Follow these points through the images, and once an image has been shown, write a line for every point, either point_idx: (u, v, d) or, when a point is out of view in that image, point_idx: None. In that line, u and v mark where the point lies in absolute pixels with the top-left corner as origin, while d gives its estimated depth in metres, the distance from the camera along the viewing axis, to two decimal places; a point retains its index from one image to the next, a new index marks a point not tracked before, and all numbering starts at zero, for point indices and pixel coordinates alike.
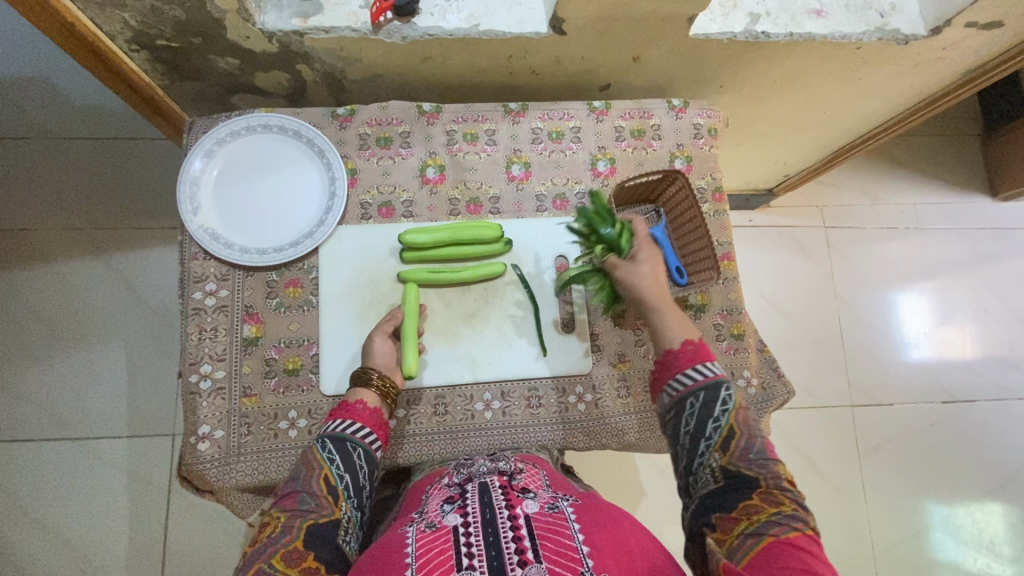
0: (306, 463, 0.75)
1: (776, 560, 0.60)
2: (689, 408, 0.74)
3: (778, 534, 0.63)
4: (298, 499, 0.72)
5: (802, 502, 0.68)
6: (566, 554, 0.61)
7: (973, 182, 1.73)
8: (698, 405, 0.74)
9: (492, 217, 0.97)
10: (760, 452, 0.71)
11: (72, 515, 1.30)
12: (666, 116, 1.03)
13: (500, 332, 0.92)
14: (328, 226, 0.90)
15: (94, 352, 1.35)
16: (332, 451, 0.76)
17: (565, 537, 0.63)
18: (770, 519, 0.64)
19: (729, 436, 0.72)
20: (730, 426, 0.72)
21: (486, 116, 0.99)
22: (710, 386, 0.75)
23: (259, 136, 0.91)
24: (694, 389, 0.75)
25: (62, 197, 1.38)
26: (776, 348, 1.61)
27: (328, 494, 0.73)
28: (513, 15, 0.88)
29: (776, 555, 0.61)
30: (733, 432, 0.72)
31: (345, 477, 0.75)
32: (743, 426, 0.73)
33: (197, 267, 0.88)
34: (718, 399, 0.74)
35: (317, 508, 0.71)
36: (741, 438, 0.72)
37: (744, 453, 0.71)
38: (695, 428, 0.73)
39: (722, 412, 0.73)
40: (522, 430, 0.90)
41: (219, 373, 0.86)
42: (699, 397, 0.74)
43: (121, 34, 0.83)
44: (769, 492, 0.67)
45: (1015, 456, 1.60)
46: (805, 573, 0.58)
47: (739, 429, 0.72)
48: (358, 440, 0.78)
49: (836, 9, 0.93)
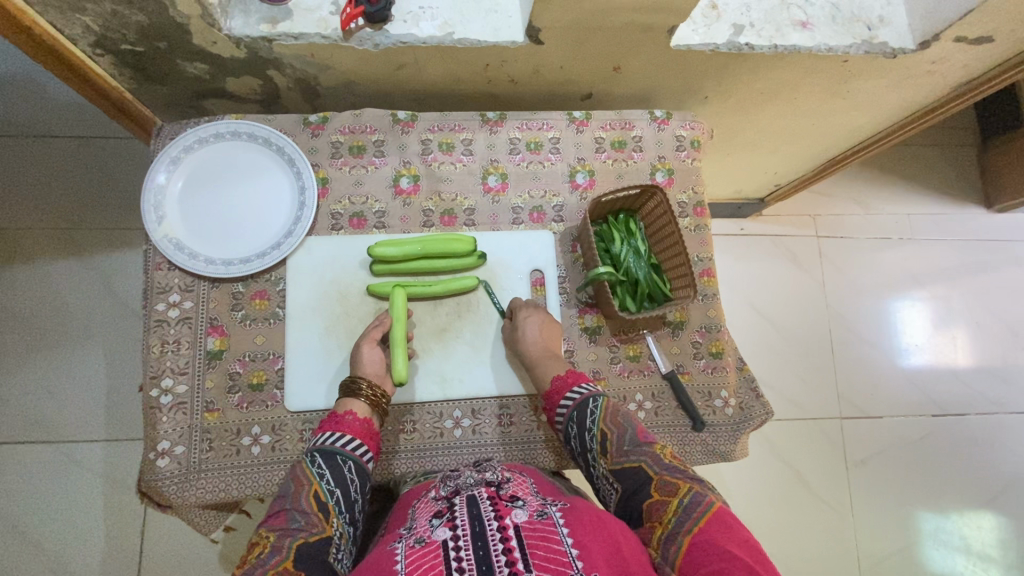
0: (296, 479, 0.73)
1: (697, 563, 0.61)
2: (569, 430, 0.80)
3: (688, 527, 0.65)
4: (287, 518, 0.69)
5: (692, 476, 0.72)
6: (555, 559, 0.58)
7: (968, 193, 1.71)
8: (575, 426, 0.80)
9: (467, 229, 0.94)
10: (634, 440, 0.76)
11: (47, 519, 1.27)
12: (648, 127, 1.01)
13: (472, 349, 0.90)
14: (297, 237, 0.88)
15: (70, 354, 1.33)
16: (321, 465, 0.74)
17: (554, 542, 0.59)
18: (675, 513, 0.67)
19: (604, 440, 0.77)
20: (601, 430, 0.78)
21: (462, 125, 0.96)
22: (577, 402, 0.81)
23: (227, 144, 0.89)
24: (569, 413, 0.81)
25: (40, 196, 1.35)
26: (763, 359, 1.59)
27: (319, 510, 0.70)
28: (489, 23, 0.86)
29: (696, 552, 0.62)
30: (605, 433, 0.77)
31: (336, 492, 0.73)
32: (613, 424, 0.78)
33: (160, 278, 0.86)
34: (586, 411, 0.80)
35: (308, 526, 0.68)
36: (614, 436, 0.77)
37: (621, 448, 0.76)
38: (579, 446, 0.79)
39: (591, 421, 0.79)
40: (492, 449, 0.88)
41: (181, 388, 0.84)
42: (574, 419, 0.80)
43: (83, 38, 0.81)
44: (663, 482, 0.70)
45: (1005, 470, 1.58)
46: (725, 558, 0.60)
47: (610, 430, 0.77)
48: (349, 453, 0.76)
49: (823, 21, 0.90)
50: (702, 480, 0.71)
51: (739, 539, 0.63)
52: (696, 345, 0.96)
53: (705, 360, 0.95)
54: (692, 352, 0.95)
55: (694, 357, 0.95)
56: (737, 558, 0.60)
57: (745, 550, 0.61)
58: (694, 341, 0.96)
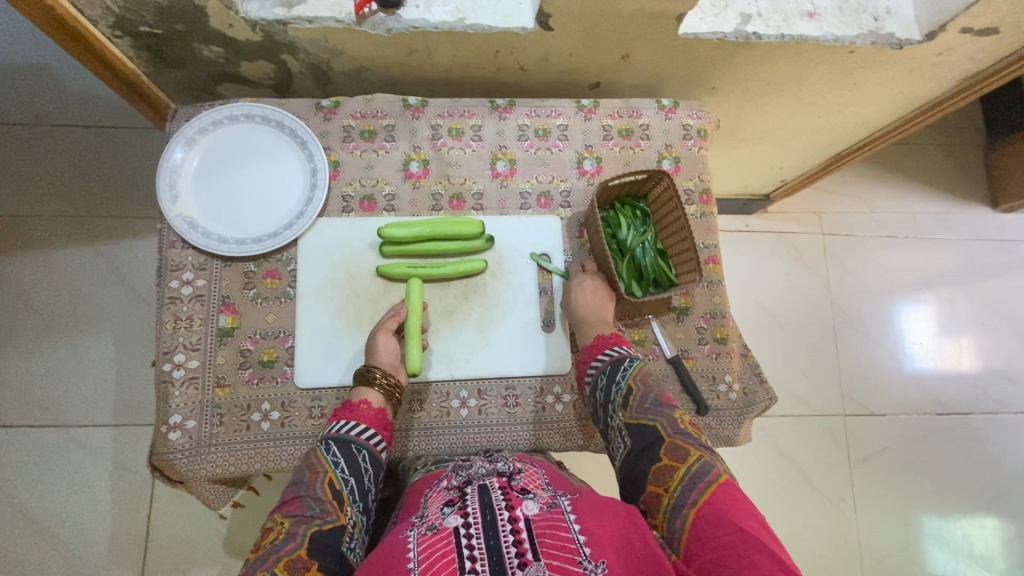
0: (311, 466, 0.73)
1: (701, 530, 0.62)
2: (598, 380, 0.83)
3: (694, 496, 0.66)
4: (302, 505, 0.70)
5: (705, 449, 0.73)
6: (564, 546, 0.58)
7: (975, 193, 1.71)
8: (605, 377, 0.82)
9: (475, 213, 0.96)
10: (656, 402, 0.78)
11: (55, 502, 1.29)
12: (655, 115, 1.02)
13: (480, 331, 0.91)
14: (308, 218, 0.90)
15: (82, 339, 1.35)
16: (335, 453, 0.74)
17: (562, 530, 0.60)
18: (684, 481, 0.68)
19: (628, 393, 0.79)
20: (628, 386, 0.80)
21: (472, 111, 0.98)
22: (613, 358, 0.83)
23: (241, 126, 0.91)
24: (601, 366, 0.84)
25: (54, 182, 1.37)
26: (766, 354, 1.59)
27: (333, 498, 0.71)
28: (500, 9, 0.87)
29: (698, 521, 0.64)
30: (631, 388, 0.80)
31: (350, 481, 0.73)
32: (641, 382, 0.80)
33: (175, 256, 0.88)
34: (619, 367, 0.82)
35: (322, 514, 0.69)
36: (639, 391, 0.79)
37: (642, 404, 0.78)
38: (603, 397, 0.81)
39: (621, 375, 0.81)
40: (497, 429, 0.89)
41: (193, 363, 0.86)
42: (605, 371, 0.83)
43: (104, 20, 0.82)
44: (674, 448, 0.72)
45: (1009, 468, 1.58)
46: (728, 530, 0.61)
47: (637, 386, 0.80)
48: (363, 443, 0.76)
49: (829, 11, 0.91)
50: (715, 452, 0.73)
51: (742, 507, 0.65)
52: (701, 331, 0.97)
53: (709, 345, 0.96)
54: (697, 338, 0.96)
55: (699, 342, 0.96)
56: (744, 530, 0.61)
57: (747, 514, 0.63)
58: (699, 327, 0.97)
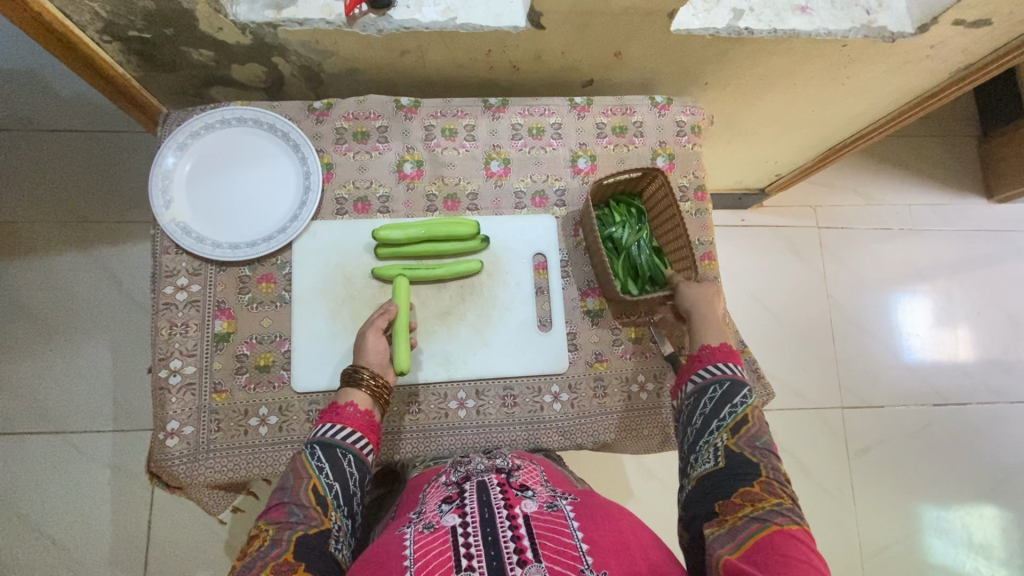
0: (295, 472, 0.73)
1: (776, 550, 0.61)
2: (710, 394, 0.78)
3: (781, 523, 0.64)
4: (286, 511, 0.70)
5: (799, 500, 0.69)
6: (566, 552, 0.58)
7: (970, 185, 1.71)
8: (719, 392, 0.78)
9: (470, 214, 0.96)
10: (768, 443, 0.74)
11: (53, 509, 1.29)
12: (649, 112, 1.02)
13: (476, 331, 0.91)
14: (301, 223, 0.89)
15: (77, 346, 1.34)
16: (321, 458, 0.74)
17: (564, 536, 0.60)
18: (774, 508, 0.66)
19: (742, 422, 0.75)
20: (744, 415, 0.75)
21: (464, 111, 0.97)
22: (735, 380, 0.79)
23: (233, 131, 0.90)
24: (719, 378, 0.79)
25: (46, 188, 1.37)
26: (763, 348, 1.59)
27: (317, 503, 0.71)
28: (491, 8, 0.87)
29: (778, 541, 0.62)
30: (746, 420, 0.75)
31: (335, 486, 0.73)
32: (757, 419, 0.75)
33: (168, 262, 0.88)
34: (739, 393, 0.77)
35: (306, 519, 0.69)
36: (753, 426, 0.75)
37: (752, 440, 0.73)
38: (710, 411, 0.77)
39: (739, 403, 0.76)
40: (495, 430, 0.89)
41: (189, 369, 0.85)
42: (723, 385, 0.78)
43: (92, 26, 0.82)
44: (771, 483, 0.69)
45: (1007, 457, 1.59)
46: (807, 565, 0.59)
47: (752, 420, 0.75)
48: (348, 447, 0.76)
49: (821, 5, 0.91)
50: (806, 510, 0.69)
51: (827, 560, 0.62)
52: None
53: None
54: None
55: None
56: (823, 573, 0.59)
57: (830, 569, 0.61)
58: None
